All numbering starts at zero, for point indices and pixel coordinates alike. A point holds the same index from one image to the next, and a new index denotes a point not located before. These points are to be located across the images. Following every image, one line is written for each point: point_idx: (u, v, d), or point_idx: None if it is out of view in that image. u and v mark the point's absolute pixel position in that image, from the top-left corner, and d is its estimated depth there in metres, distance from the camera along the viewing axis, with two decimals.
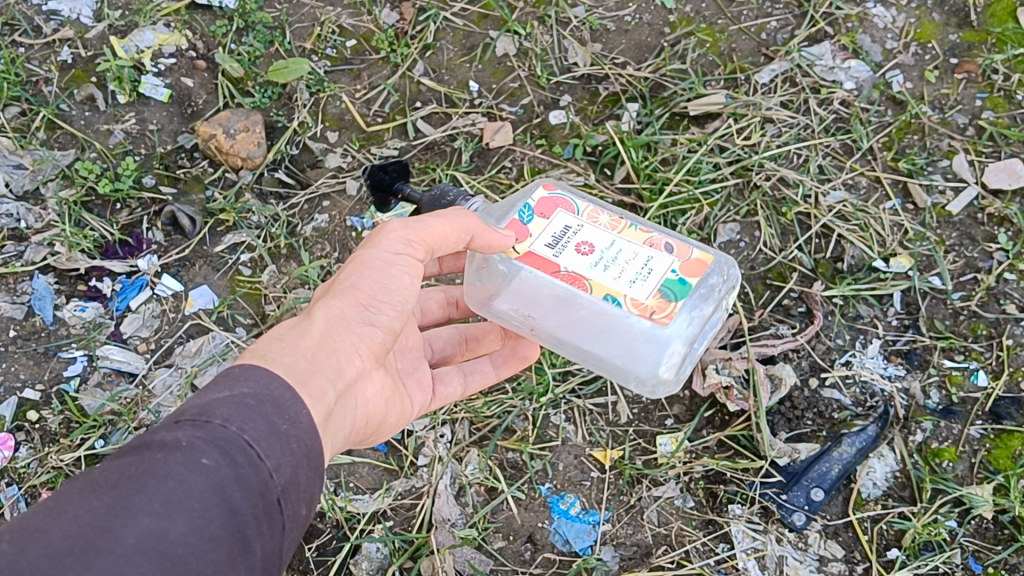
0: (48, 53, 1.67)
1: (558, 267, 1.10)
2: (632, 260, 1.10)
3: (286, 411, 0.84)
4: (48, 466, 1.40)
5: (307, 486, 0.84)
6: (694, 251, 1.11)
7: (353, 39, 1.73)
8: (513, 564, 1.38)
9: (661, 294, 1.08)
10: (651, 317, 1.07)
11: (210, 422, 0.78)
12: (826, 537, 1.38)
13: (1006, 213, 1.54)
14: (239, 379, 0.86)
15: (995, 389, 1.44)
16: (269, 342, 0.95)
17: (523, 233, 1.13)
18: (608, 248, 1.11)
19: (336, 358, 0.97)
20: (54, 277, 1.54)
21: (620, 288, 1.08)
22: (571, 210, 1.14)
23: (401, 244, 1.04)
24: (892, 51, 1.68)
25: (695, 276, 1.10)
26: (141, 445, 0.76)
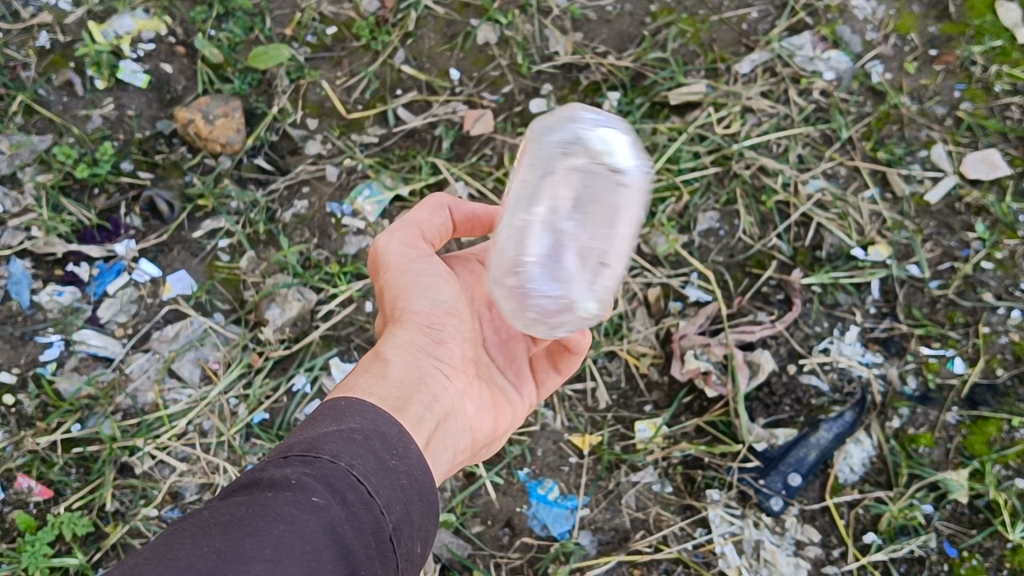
0: (25, 38, 1.60)
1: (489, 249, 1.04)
2: (519, 217, 0.99)
3: (394, 447, 0.84)
4: (24, 450, 1.43)
5: (420, 523, 0.83)
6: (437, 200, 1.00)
7: (334, 27, 1.68)
8: (491, 549, 1.40)
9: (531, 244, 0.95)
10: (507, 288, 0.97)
11: (319, 458, 0.76)
12: (802, 521, 1.41)
13: (983, 203, 1.54)
14: (345, 413, 0.85)
15: (971, 376, 1.46)
16: (353, 378, 0.97)
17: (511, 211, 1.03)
18: (517, 205, 1.00)
19: (426, 379, 1.00)
20: (31, 262, 1.52)
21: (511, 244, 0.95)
22: (518, 173, 1.05)
23: (407, 252, 1.07)
24: (872, 42, 1.64)
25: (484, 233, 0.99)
26: (250, 487, 0.74)
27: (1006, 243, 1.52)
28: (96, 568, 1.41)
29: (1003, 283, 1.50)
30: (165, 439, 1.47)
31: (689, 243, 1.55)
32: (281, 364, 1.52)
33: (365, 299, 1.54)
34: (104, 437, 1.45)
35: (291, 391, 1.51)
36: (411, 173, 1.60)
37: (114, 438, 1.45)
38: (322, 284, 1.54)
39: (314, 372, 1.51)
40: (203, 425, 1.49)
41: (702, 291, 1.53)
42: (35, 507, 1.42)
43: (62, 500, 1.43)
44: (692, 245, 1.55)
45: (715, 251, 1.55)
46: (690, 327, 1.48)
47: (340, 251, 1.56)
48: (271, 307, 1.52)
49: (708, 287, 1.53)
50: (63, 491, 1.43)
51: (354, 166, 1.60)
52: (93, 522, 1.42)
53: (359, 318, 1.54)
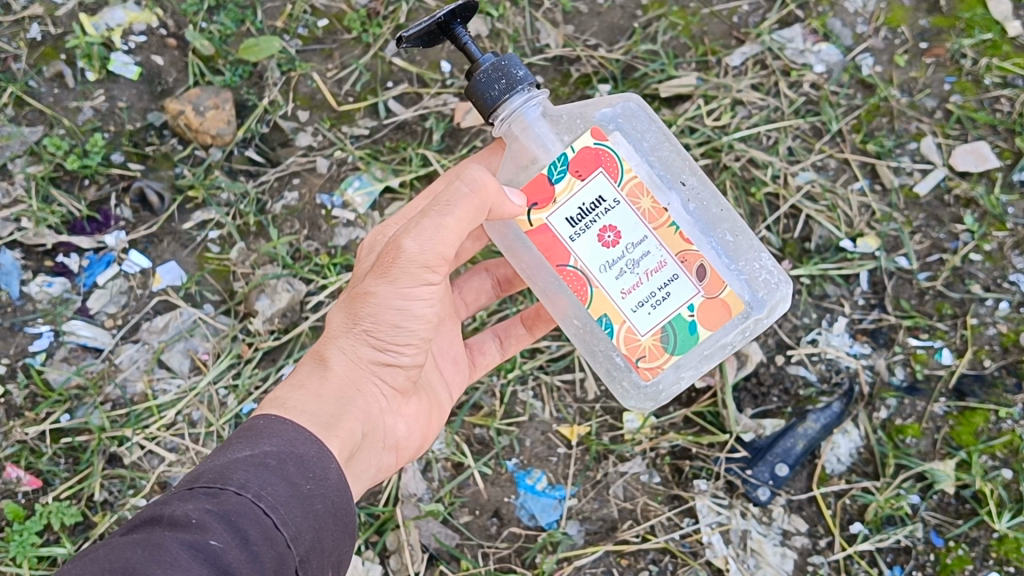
0: (16, 30, 1.59)
1: (568, 258, 1.08)
2: (652, 277, 1.08)
3: (309, 469, 0.89)
4: (13, 439, 1.45)
5: (331, 548, 0.88)
6: (724, 290, 1.08)
7: (325, 19, 1.65)
8: (479, 539, 1.43)
9: (661, 335, 1.09)
10: (635, 357, 1.10)
11: (224, 491, 0.81)
12: (789, 511, 1.43)
13: (972, 195, 1.53)
14: (263, 436, 0.91)
15: (959, 367, 1.46)
16: (290, 388, 1.03)
17: (545, 196, 1.07)
18: (635, 243, 1.07)
19: (357, 401, 1.05)
20: (21, 253, 1.53)
21: (621, 311, 1.08)
22: (611, 179, 1.07)
23: (417, 269, 1.01)
24: (862, 35, 1.63)
25: (708, 326, 1.09)
26: (152, 523, 0.78)
27: (994, 235, 1.51)
28: None
29: (990, 276, 1.50)
30: (153, 429, 1.47)
31: None
32: (271, 354, 1.53)
33: None
34: (93, 427, 1.46)
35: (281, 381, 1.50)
36: (401, 165, 1.60)
37: (102, 428, 1.46)
38: (312, 276, 1.54)
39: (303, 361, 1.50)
40: (192, 416, 1.50)
41: None
42: (24, 496, 1.45)
43: (51, 490, 1.45)
44: None
45: None
46: None
47: (330, 242, 1.57)
48: (261, 298, 1.53)
49: None
50: (51, 481, 1.45)
51: (345, 158, 1.60)
52: (81, 511, 1.43)
53: None
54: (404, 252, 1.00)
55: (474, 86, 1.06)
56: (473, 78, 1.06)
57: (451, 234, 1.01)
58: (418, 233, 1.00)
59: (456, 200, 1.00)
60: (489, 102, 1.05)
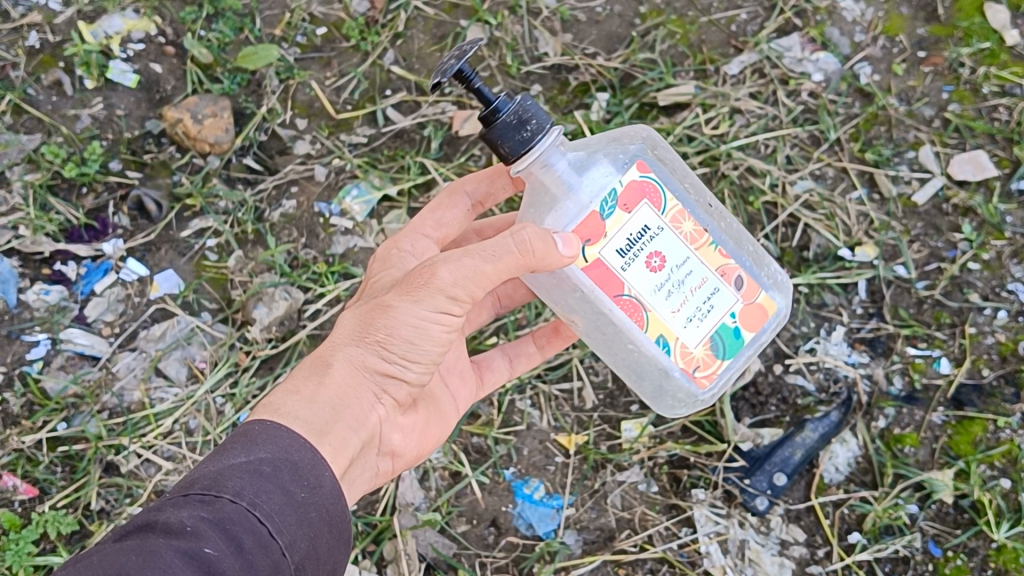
0: (14, 37, 1.59)
1: (622, 289, 1.05)
2: (696, 293, 1.08)
3: (305, 479, 0.89)
4: (9, 448, 1.44)
5: (326, 555, 0.88)
6: (759, 295, 1.12)
7: (323, 27, 1.67)
8: (476, 548, 1.42)
9: (710, 345, 1.10)
10: (692, 369, 1.10)
11: (219, 498, 0.81)
12: (787, 521, 1.42)
13: (970, 204, 1.53)
14: (258, 442, 0.91)
15: (957, 376, 1.46)
16: (285, 393, 1.02)
17: (596, 232, 1.03)
18: (680, 264, 1.07)
19: (355, 407, 1.04)
20: (19, 260, 1.53)
21: (675, 330, 1.08)
22: (655, 207, 1.05)
23: (443, 298, 1.01)
24: (860, 44, 1.63)
25: (746, 329, 1.12)
26: (145, 530, 0.78)
27: (993, 244, 1.51)
28: None
29: (989, 285, 1.49)
30: (150, 437, 1.47)
31: None
32: (268, 362, 1.52)
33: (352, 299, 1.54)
34: (89, 435, 1.46)
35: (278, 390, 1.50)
36: (399, 173, 1.60)
37: (99, 437, 1.46)
38: (309, 284, 1.54)
39: None
40: (189, 424, 1.49)
41: None
42: (20, 505, 1.44)
43: (47, 499, 1.44)
44: None
45: None
46: None
47: (327, 250, 1.57)
48: (258, 305, 1.52)
49: None
50: (48, 489, 1.45)
51: (343, 166, 1.60)
52: (77, 520, 1.43)
53: None
54: (437, 280, 1.00)
55: (493, 136, 1.01)
56: (490, 129, 1.01)
57: (486, 278, 1.00)
58: (454, 261, 1.00)
59: (500, 253, 0.99)
60: (517, 149, 1.01)
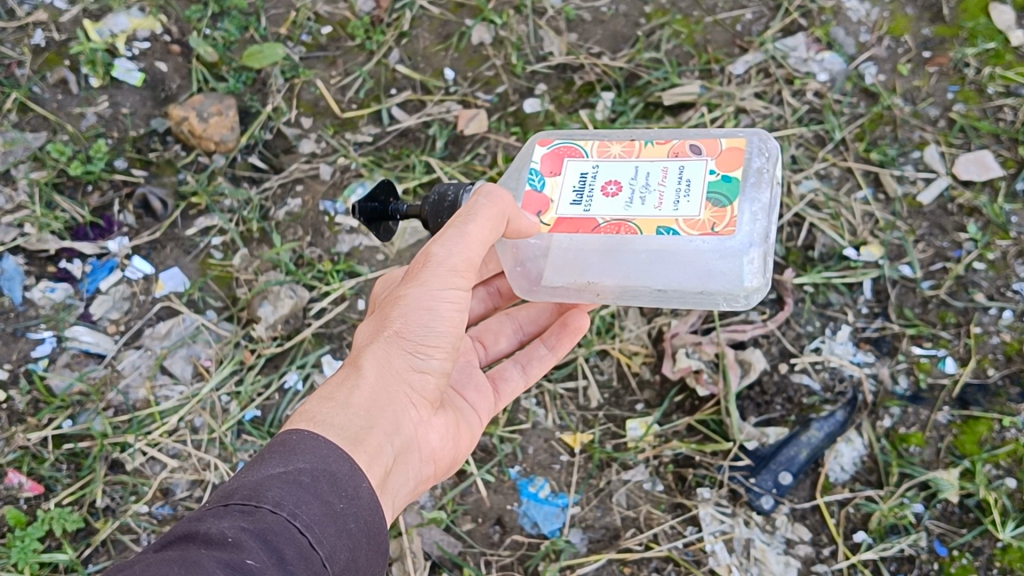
0: (20, 36, 1.61)
1: (596, 221, 1.07)
2: (666, 180, 1.07)
3: (343, 489, 0.87)
4: (15, 445, 1.44)
5: (365, 567, 0.86)
6: (723, 141, 1.07)
7: (329, 27, 1.68)
8: (482, 546, 1.42)
9: (710, 202, 1.04)
10: (711, 232, 1.03)
11: (259, 509, 0.80)
12: (793, 520, 1.42)
13: (975, 204, 1.53)
14: (296, 451, 0.88)
15: (962, 376, 1.45)
16: (318, 402, 0.98)
17: (541, 202, 1.10)
18: (634, 175, 1.08)
19: (388, 409, 1.00)
20: (24, 259, 1.53)
21: (667, 214, 1.04)
22: (579, 155, 1.12)
23: (447, 275, 1.01)
24: (865, 45, 1.64)
25: (735, 169, 1.05)
26: (187, 540, 0.77)
27: (998, 244, 1.51)
28: (86, 564, 1.40)
29: (995, 285, 1.49)
30: (155, 436, 1.46)
31: None
32: (273, 361, 1.52)
33: (357, 297, 1.54)
34: (94, 433, 1.45)
35: (283, 388, 1.50)
36: (404, 173, 1.60)
37: (104, 434, 1.45)
38: (315, 282, 1.53)
39: (306, 369, 1.50)
40: (194, 422, 1.48)
41: None
42: (25, 502, 1.42)
43: (52, 496, 1.43)
44: None
45: None
46: (682, 326, 1.50)
47: (333, 249, 1.56)
48: (263, 304, 1.52)
49: None
50: (53, 487, 1.43)
51: (348, 165, 1.60)
52: (82, 518, 1.41)
53: (351, 317, 1.53)
54: (432, 259, 1.01)
55: (434, 222, 1.12)
56: (427, 220, 1.12)
57: (479, 242, 1.01)
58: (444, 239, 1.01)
59: (476, 210, 1.01)
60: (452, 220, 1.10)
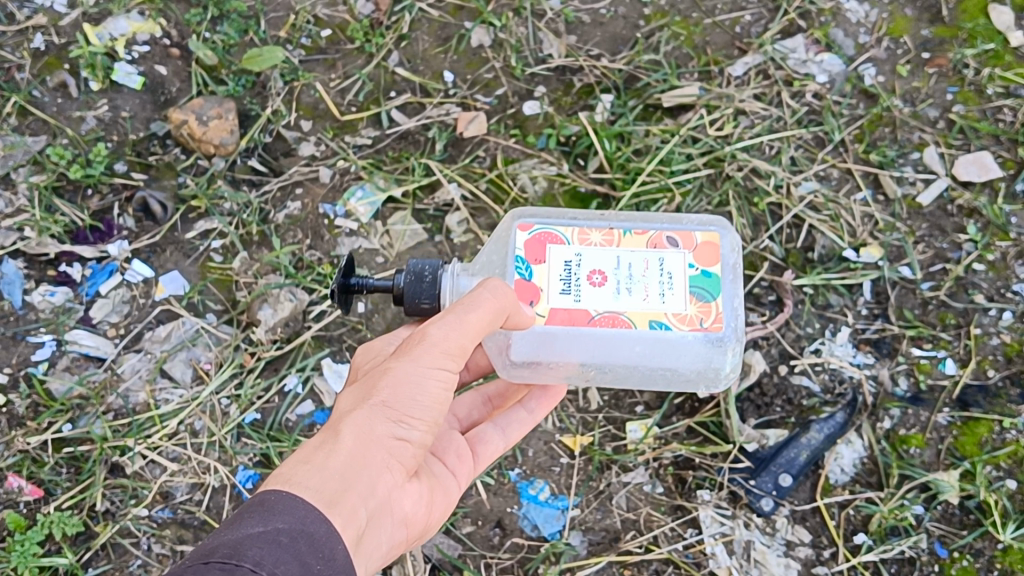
0: (20, 40, 1.63)
1: (590, 314, 1.09)
2: (650, 272, 1.11)
3: (322, 550, 0.82)
4: (14, 449, 1.42)
5: None
6: (698, 236, 1.14)
7: (328, 29, 1.71)
8: (482, 549, 1.42)
9: (696, 297, 1.10)
10: (700, 326, 1.09)
11: (240, 567, 0.74)
12: (793, 522, 1.41)
13: (974, 205, 1.54)
14: (274, 510, 0.83)
15: (962, 377, 1.45)
16: (297, 463, 0.91)
17: (531, 292, 1.10)
18: (618, 266, 1.11)
19: (371, 473, 0.94)
20: (24, 263, 1.53)
21: (658, 308, 1.09)
22: (561, 243, 1.13)
23: (439, 356, 0.98)
24: (864, 45, 1.67)
25: (714, 264, 1.12)
26: None
27: (998, 245, 1.52)
28: (86, 568, 1.38)
29: (994, 285, 1.50)
30: (155, 439, 1.44)
31: None
32: (273, 364, 1.50)
33: (356, 300, 1.53)
34: (95, 436, 1.43)
35: (283, 391, 1.49)
36: (404, 175, 1.60)
37: (104, 438, 1.44)
38: (315, 285, 1.53)
39: (306, 372, 1.48)
40: (194, 425, 1.47)
41: None
42: (25, 506, 1.41)
43: (52, 500, 1.41)
44: None
45: None
46: None
47: (333, 251, 1.55)
48: (264, 307, 1.51)
49: None
50: (53, 491, 1.42)
51: (348, 168, 1.60)
52: (82, 521, 1.40)
53: (351, 319, 1.52)
54: (427, 338, 0.98)
55: (413, 300, 1.09)
56: (405, 299, 1.09)
57: (473, 327, 0.99)
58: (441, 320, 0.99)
59: (478, 301, 1.00)
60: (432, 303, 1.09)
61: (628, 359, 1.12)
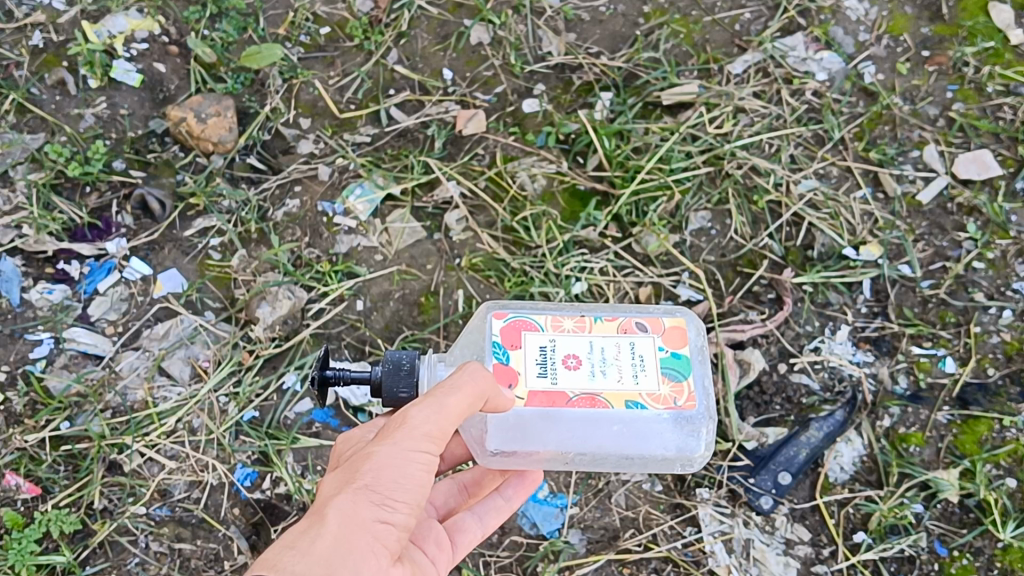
0: (18, 37, 1.64)
1: (568, 395, 1.00)
2: (622, 355, 1.04)
3: None
4: (12, 447, 1.39)
5: None
6: (665, 320, 1.07)
7: (327, 27, 1.73)
8: (479, 547, 1.39)
9: (668, 377, 1.03)
10: (674, 406, 1.02)
11: None
12: (792, 521, 1.39)
13: (974, 203, 1.56)
14: None
15: (962, 375, 1.45)
16: (280, 550, 0.83)
17: (509, 377, 1.02)
18: (592, 348, 1.04)
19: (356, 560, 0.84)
20: (22, 260, 1.51)
21: (632, 389, 1.02)
22: (534, 329, 1.05)
23: (421, 440, 0.89)
24: (865, 43, 1.70)
25: (683, 346, 1.06)
26: None
27: (997, 244, 1.53)
28: (83, 566, 1.35)
29: (994, 284, 1.51)
30: (153, 436, 1.41)
31: (681, 243, 1.55)
32: (272, 362, 1.48)
33: (356, 298, 1.51)
34: (92, 434, 1.40)
35: (282, 389, 1.46)
36: (403, 173, 1.60)
37: (102, 436, 1.40)
38: (313, 283, 1.51)
39: (304, 370, 1.46)
40: (192, 424, 1.43)
41: (693, 290, 1.52)
42: (22, 504, 1.37)
43: (50, 498, 1.38)
44: (683, 244, 1.55)
45: (707, 250, 1.55)
46: None
47: (331, 249, 1.54)
48: (261, 305, 1.49)
49: (699, 287, 1.52)
50: (51, 489, 1.38)
51: (347, 165, 1.60)
52: (80, 519, 1.36)
53: (350, 317, 1.50)
54: (409, 420, 0.90)
55: (391, 392, 0.99)
56: (382, 390, 1.00)
57: (454, 411, 0.90)
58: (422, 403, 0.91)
59: (458, 382, 0.91)
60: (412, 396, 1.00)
61: (606, 445, 1.04)
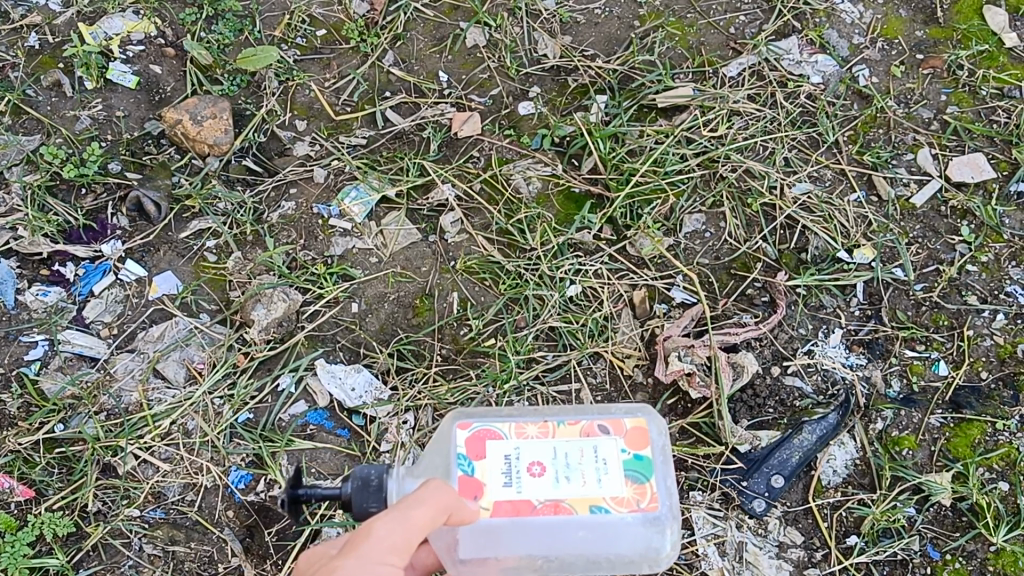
0: (14, 38, 1.66)
1: (532, 503, 1.01)
2: (585, 459, 1.04)
3: None
4: (6, 449, 1.38)
5: None
6: (627, 420, 1.07)
7: (323, 30, 1.74)
8: None
9: (631, 480, 1.04)
10: (638, 508, 1.03)
11: None
12: (785, 524, 1.38)
13: (968, 206, 1.57)
14: None
15: (955, 378, 1.46)
16: None
17: (474, 488, 1.02)
18: (556, 454, 1.04)
19: None
20: (16, 262, 1.52)
21: (595, 493, 1.02)
22: (498, 437, 1.05)
23: (386, 553, 0.91)
24: (859, 47, 1.73)
25: (645, 447, 1.06)
26: None
27: (991, 247, 1.55)
28: (77, 569, 1.34)
29: (987, 287, 1.52)
30: (148, 438, 1.40)
31: (675, 245, 1.55)
32: (266, 364, 1.47)
33: (351, 299, 1.51)
34: (87, 436, 1.39)
35: (276, 391, 1.45)
36: (398, 174, 1.60)
37: (97, 438, 1.40)
38: (308, 284, 1.51)
39: (299, 372, 1.45)
40: (187, 425, 1.42)
41: (687, 293, 1.52)
42: (16, 507, 1.36)
43: (44, 500, 1.36)
44: (678, 247, 1.55)
45: (701, 253, 1.55)
46: (674, 329, 1.47)
47: (327, 251, 1.54)
48: (256, 306, 1.48)
49: (693, 289, 1.52)
50: (45, 492, 1.37)
51: (342, 167, 1.60)
52: (74, 522, 1.35)
53: (345, 318, 1.50)
54: (375, 532, 0.91)
55: (360, 508, 1.02)
56: (353, 506, 1.03)
57: (419, 523, 0.92)
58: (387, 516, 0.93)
59: (422, 496, 0.94)
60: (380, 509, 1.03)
61: (572, 549, 1.04)
